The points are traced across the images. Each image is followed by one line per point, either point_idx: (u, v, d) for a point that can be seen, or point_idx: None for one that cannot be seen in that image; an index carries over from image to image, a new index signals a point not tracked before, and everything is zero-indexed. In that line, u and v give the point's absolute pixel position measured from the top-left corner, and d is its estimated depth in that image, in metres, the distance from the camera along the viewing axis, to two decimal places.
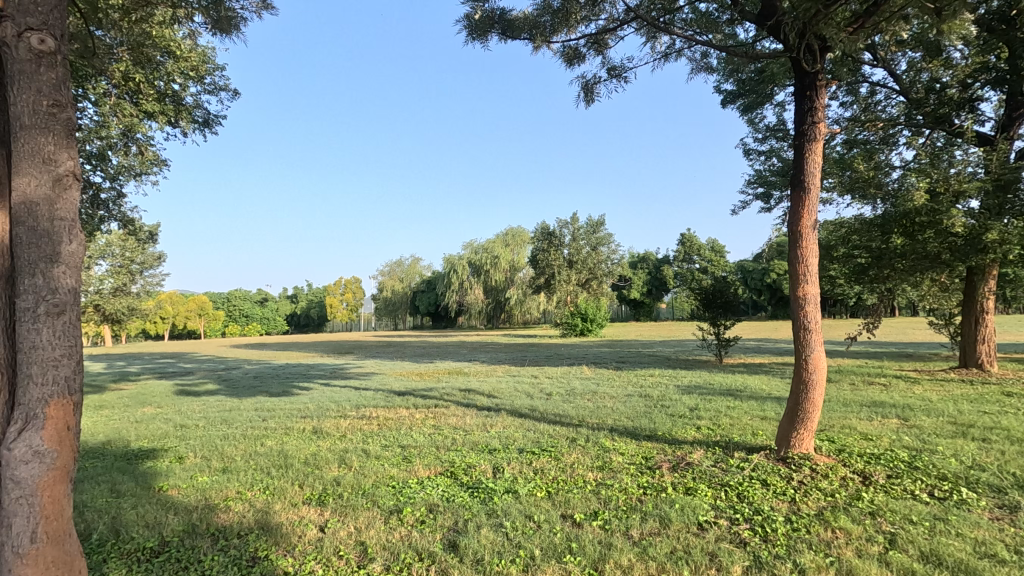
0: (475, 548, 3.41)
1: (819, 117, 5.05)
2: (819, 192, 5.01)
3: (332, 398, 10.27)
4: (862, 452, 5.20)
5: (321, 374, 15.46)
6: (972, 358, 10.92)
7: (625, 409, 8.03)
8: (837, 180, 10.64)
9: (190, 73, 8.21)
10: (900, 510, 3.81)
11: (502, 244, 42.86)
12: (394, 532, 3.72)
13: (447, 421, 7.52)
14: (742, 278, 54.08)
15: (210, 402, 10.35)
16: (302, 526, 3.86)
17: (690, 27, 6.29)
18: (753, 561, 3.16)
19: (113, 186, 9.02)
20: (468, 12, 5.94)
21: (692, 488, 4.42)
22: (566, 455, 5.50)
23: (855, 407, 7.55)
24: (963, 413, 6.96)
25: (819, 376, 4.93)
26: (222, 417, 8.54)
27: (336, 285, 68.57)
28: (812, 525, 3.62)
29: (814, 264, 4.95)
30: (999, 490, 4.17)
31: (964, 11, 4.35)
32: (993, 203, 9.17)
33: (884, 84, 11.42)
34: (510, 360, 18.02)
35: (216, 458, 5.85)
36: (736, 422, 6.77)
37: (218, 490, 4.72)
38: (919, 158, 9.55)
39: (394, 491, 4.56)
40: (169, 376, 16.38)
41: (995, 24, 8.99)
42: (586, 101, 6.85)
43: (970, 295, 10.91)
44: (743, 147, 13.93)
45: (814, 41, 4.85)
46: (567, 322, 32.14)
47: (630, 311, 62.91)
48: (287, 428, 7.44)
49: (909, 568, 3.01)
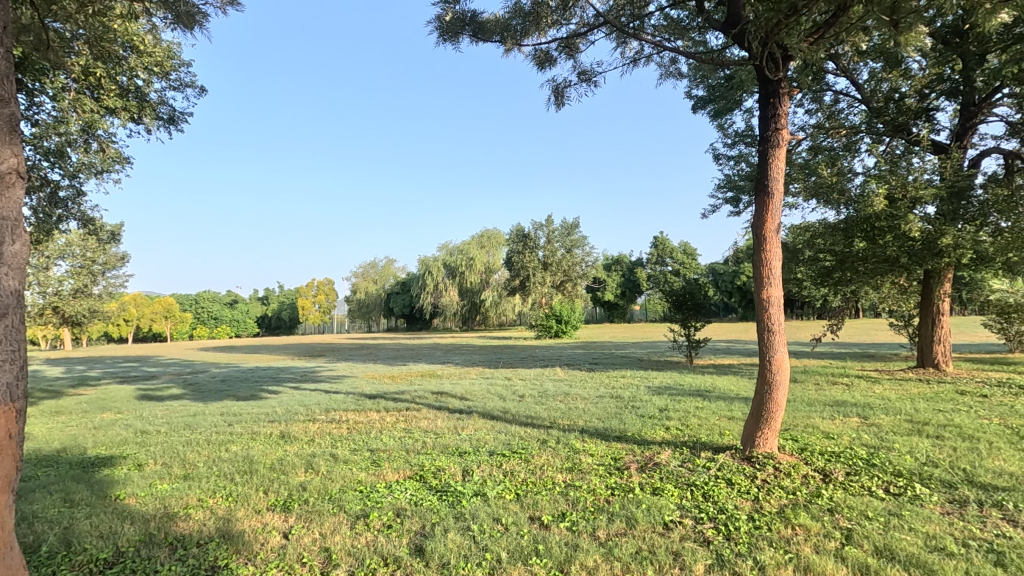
0: (441, 552, 3.38)
1: (781, 124, 5.18)
2: (782, 197, 5.13)
3: (302, 401, 10.10)
4: (824, 450, 5.33)
5: (292, 377, 15.21)
6: (929, 358, 11.31)
7: (596, 410, 8.14)
8: (802, 185, 10.89)
9: (155, 69, 8.04)
10: (857, 506, 3.92)
11: (477, 245, 42.82)
12: (360, 537, 3.67)
13: (418, 424, 7.47)
14: (714, 280, 54.89)
15: (174, 407, 10.05)
16: (265, 533, 3.78)
17: (659, 33, 6.40)
18: (716, 560, 3.21)
19: (72, 184, 8.71)
20: (440, 13, 5.91)
21: (659, 488, 4.48)
22: (536, 457, 5.50)
23: (818, 407, 7.74)
24: (920, 412, 7.21)
25: (782, 377, 5.04)
26: (186, 421, 8.33)
27: (309, 286, 67.57)
28: (773, 523, 3.69)
29: (778, 268, 5.06)
30: (950, 486, 4.33)
31: (919, 26, 4.52)
32: (948, 208, 9.53)
33: (846, 93, 11.81)
34: (484, 362, 17.97)
35: (177, 464, 5.69)
36: (704, 423, 6.89)
37: (178, 498, 4.58)
38: (880, 165, 9.86)
39: (361, 496, 4.50)
40: (131, 381, 15.89)
41: (949, 38, 9.58)
42: (557, 104, 6.88)
43: (927, 297, 11.29)
44: (713, 152, 14.23)
45: (776, 50, 4.96)
46: (542, 324, 32.23)
47: (605, 312, 63.47)
48: (254, 433, 7.27)
49: (864, 564, 3.09)
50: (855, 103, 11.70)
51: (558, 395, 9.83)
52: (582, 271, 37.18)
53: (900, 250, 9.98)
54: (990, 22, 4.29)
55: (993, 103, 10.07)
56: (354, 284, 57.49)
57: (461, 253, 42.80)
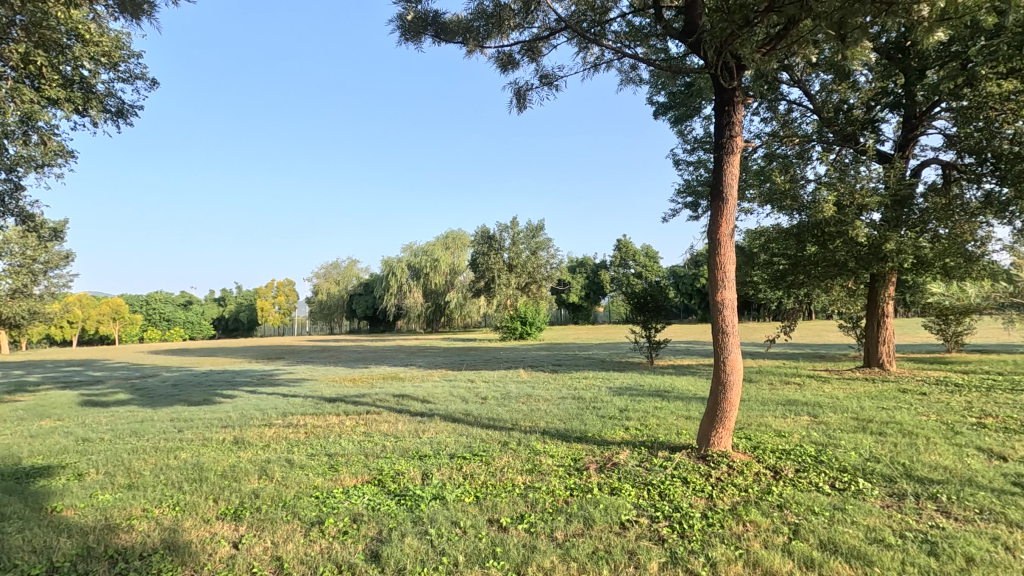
0: (397, 557, 3.34)
1: (736, 131, 5.32)
2: (736, 203, 5.27)
3: (258, 405, 9.83)
4: (775, 448, 5.49)
5: (247, 380, 14.82)
6: (874, 358, 11.81)
7: (559, 410, 8.21)
8: (758, 191, 11.25)
9: (101, 59, 7.70)
10: (804, 502, 4.07)
11: (443, 247, 42.41)
12: (313, 545, 3.58)
13: (378, 428, 7.34)
14: (675, 282, 56.22)
15: (120, 413, 9.59)
16: (214, 543, 3.65)
17: (621, 39, 6.51)
18: (669, 557, 3.28)
19: (9, 178, 8.24)
20: (401, 12, 5.84)
21: (617, 488, 4.53)
22: (497, 459, 5.51)
23: (771, 406, 7.98)
24: (865, 409, 7.56)
25: (736, 377, 5.18)
26: (133, 428, 7.97)
27: (269, 288, 65.91)
28: (725, 520, 3.79)
29: (732, 271, 5.20)
30: (890, 480, 4.54)
31: (864, 41, 4.72)
32: (892, 215, 9.97)
33: (799, 102, 12.26)
34: (447, 364, 17.85)
35: (121, 474, 5.43)
36: (663, 422, 7.02)
37: (121, 509, 4.37)
38: (829, 173, 10.27)
39: (317, 502, 4.39)
40: (73, 386, 15.01)
41: (893, 53, 10.22)
42: (519, 106, 6.90)
43: (873, 300, 11.81)
44: (673, 157, 14.57)
45: (730, 59, 5.10)
46: (507, 326, 32.17)
47: (569, 314, 64.19)
48: (206, 439, 7.01)
49: (809, 557, 3.21)
50: (807, 113, 12.16)
51: (520, 397, 9.84)
52: (547, 273, 37.49)
53: (848, 255, 10.42)
54: (928, 40, 4.50)
55: (932, 116, 10.64)
56: (315, 286, 56.34)
57: (425, 253, 42.52)
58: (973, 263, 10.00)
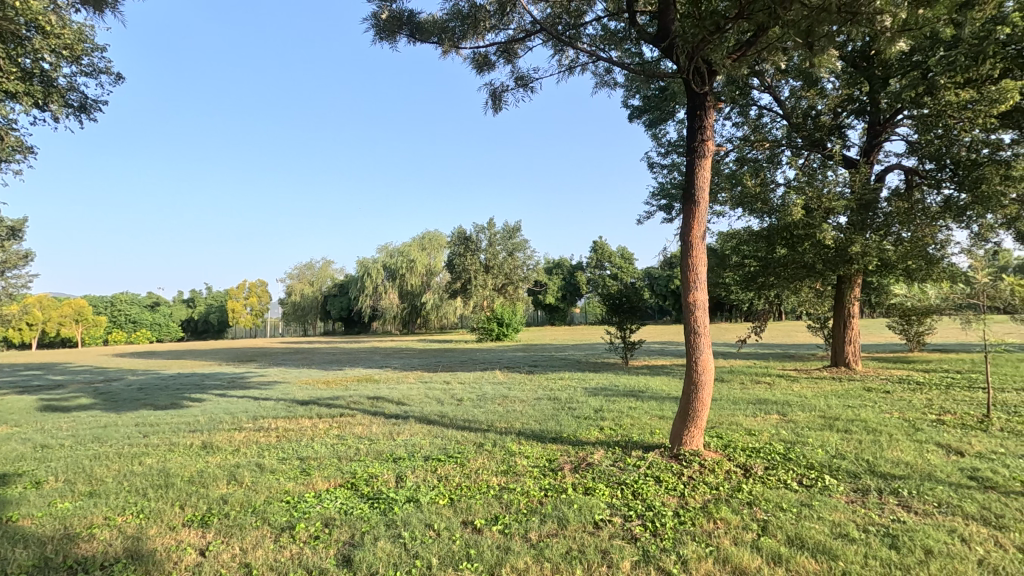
0: (370, 561, 3.30)
1: (707, 136, 5.39)
2: (707, 206, 5.35)
3: (228, 408, 9.61)
4: (746, 447, 5.60)
5: (217, 383, 14.48)
6: (841, 357, 12.14)
7: (534, 411, 8.22)
8: (729, 194, 11.48)
9: (63, 52, 7.45)
10: (773, 499, 4.16)
11: (418, 248, 42.08)
12: (284, 550, 3.52)
13: (352, 430, 7.25)
14: (650, 283, 56.89)
15: (82, 418, 9.28)
16: (179, 551, 3.56)
17: (596, 42, 6.58)
18: (642, 556, 3.31)
19: None
20: (376, 11, 5.79)
21: (591, 488, 4.56)
22: (472, 460, 5.50)
23: (743, 405, 8.14)
24: (832, 408, 7.77)
25: (708, 377, 5.26)
26: (95, 433, 7.71)
27: (241, 288, 64.68)
28: (696, 517, 3.85)
29: (704, 273, 5.29)
30: (854, 476, 4.67)
31: (831, 49, 4.87)
32: (857, 219, 10.27)
33: (770, 108, 12.53)
34: (423, 366, 17.72)
35: (82, 481, 5.25)
36: (637, 422, 7.09)
37: (81, 518, 4.22)
38: (798, 177, 10.52)
39: (288, 507, 4.31)
40: (31, 391, 14.46)
41: (858, 61, 10.53)
42: (495, 108, 6.91)
43: (840, 301, 12.14)
44: (647, 160, 14.76)
45: (701, 64, 5.17)
46: (483, 327, 32.10)
47: (546, 314, 64.41)
48: (172, 444, 6.82)
49: (777, 553, 3.28)
50: (777, 118, 12.44)
51: (496, 398, 9.83)
52: (523, 274, 37.54)
53: (816, 257, 10.62)
54: (890, 50, 4.65)
55: (896, 123, 10.98)
56: (288, 287, 55.40)
57: (402, 253, 42.19)
58: (934, 265, 10.35)
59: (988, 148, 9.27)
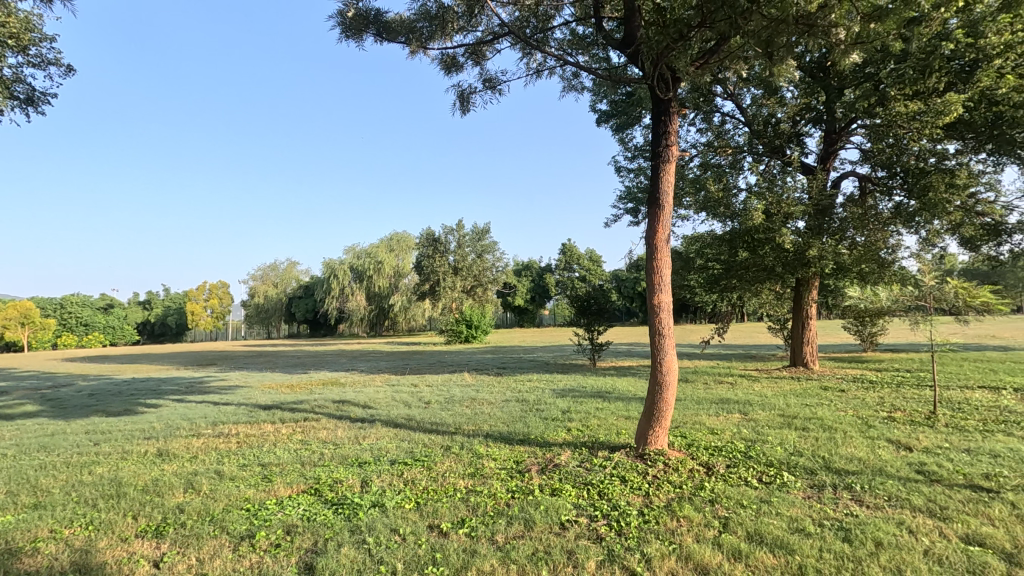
0: (333, 568, 3.24)
1: (671, 140, 5.50)
2: (671, 209, 5.46)
3: (185, 415, 9.27)
4: (708, 445, 5.73)
5: (175, 388, 13.97)
6: (800, 357, 12.53)
7: (502, 414, 8.21)
8: (693, 199, 11.75)
9: (9, 42, 7.09)
10: (733, 496, 4.26)
11: (386, 249, 41.59)
12: (242, 560, 3.41)
13: (316, 435, 7.10)
14: (617, 285, 57.68)
15: (27, 427, 8.82)
16: (131, 563, 3.42)
17: (563, 47, 6.64)
18: (607, 555, 3.35)
19: None
20: (342, 8, 5.70)
21: (557, 488, 4.59)
22: (439, 464, 5.46)
23: (706, 405, 8.32)
24: (791, 406, 8.02)
25: (672, 378, 5.34)
26: (41, 443, 7.33)
27: (201, 290, 62.71)
28: (660, 516, 3.92)
29: (668, 275, 5.39)
30: (811, 472, 4.82)
31: (789, 60, 5.03)
32: (814, 224, 10.63)
33: (732, 114, 12.87)
34: (390, 369, 17.50)
35: (26, 493, 4.98)
36: (604, 423, 7.17)
37: (24, 531, 4.01)
38: (759, 183, 10.84)
39: (248, 514, 4.19)
40: None
41: (815, 72, 10.91)
42: (463, 109, 6.90)
43: (798, 303, 12.53)
44: (614, 165, 14.99)
45: (666, 71, 5.27)
46: (452, 330, 31.91)
47: (515, 316, 64.57)
48: (125, 452, 6.55)
49: (737, 548, 3.36)
50: (739, 125, 12.79)
51: (465, 401, 9.78)
52: (492, 276, 37.53)
53: (776, 260, 10.90)
54: (845, 61, 4.83)
55: (850, 131, 11.42)
56: (251, 289, 53.96)
57: (369, 255, 41.62)
58: (885, 268, 10.79)
59: (935, 157, 9.75)
